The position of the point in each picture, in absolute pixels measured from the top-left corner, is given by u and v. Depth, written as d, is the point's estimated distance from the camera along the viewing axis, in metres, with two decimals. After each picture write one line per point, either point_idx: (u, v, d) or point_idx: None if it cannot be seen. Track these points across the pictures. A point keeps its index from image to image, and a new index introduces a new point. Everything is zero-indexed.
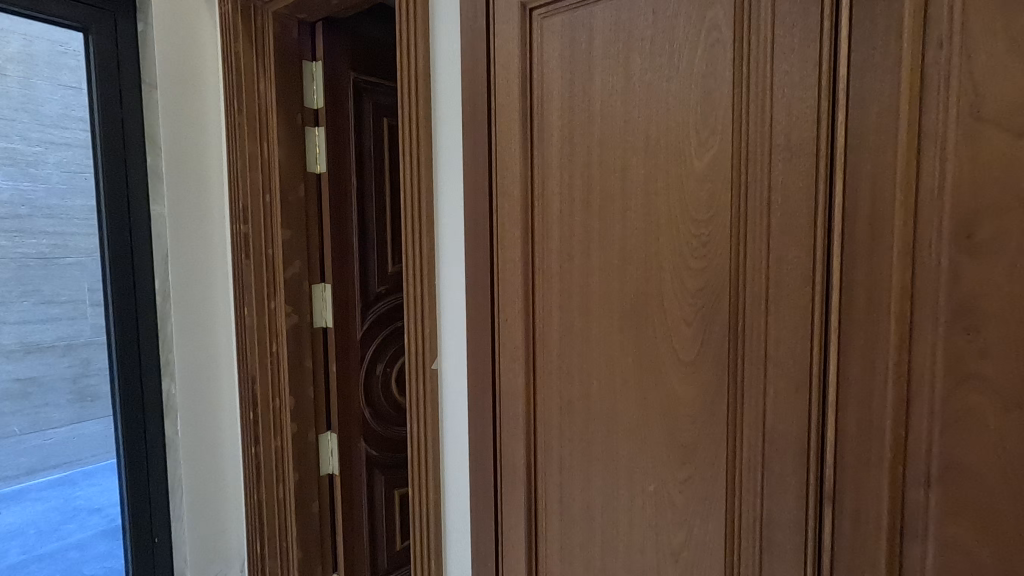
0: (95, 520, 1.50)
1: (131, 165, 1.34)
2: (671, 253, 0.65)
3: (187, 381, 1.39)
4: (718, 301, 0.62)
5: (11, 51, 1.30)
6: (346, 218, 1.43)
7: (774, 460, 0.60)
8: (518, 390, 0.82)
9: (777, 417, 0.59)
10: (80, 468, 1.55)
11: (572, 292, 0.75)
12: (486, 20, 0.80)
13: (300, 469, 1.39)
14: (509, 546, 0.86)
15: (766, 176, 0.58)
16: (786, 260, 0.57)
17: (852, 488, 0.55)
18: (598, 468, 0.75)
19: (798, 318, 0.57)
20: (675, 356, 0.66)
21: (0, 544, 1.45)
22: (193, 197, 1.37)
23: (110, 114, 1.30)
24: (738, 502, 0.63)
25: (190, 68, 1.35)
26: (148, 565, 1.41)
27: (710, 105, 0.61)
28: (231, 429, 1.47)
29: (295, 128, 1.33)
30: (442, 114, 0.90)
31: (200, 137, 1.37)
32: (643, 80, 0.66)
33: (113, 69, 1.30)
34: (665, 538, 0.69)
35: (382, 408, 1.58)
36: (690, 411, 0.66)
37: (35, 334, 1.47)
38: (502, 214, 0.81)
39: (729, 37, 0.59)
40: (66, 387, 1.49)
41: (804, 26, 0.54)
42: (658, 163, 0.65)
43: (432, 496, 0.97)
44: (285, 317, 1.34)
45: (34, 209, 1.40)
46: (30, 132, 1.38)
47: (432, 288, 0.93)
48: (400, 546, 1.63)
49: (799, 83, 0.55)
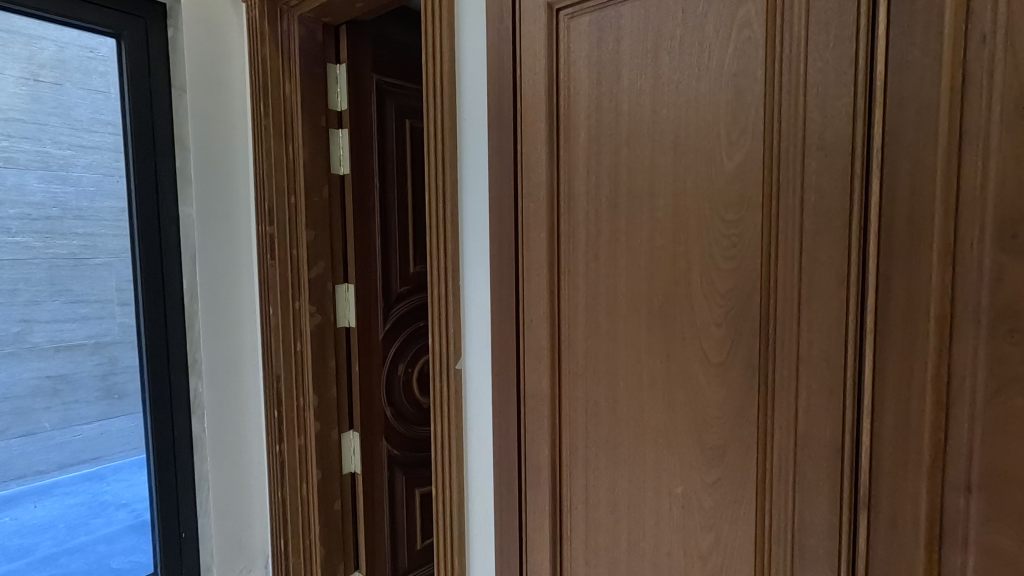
0: (121, 515, 1.52)
1: (162, 165, 1.36)
2: (700, 253, 0.65)
3: (214, 379, 1.42)
4: (749, 302, 0.62)
5: (44, 57, 1.32)
6: (368, 219, 1.45)
7: (806, 464, 0.59)
8: (543, 391, 0.82)
9: (810, 420, 0.58)
10: (108, 463, 1.52)
11: (598, 294, 0.75)
12: (512, 20, 0.80)
13: (323, 466, 1.40)
14: (533, 546, 0.86)
15: (799, 176, 0.57)
16: (820, 260, 0.56)
17: (888, 493, 0.54)
18: (625, 471, 0.74)
19: (833, 320, 0.56)
20: (705, 357, 0.66)
21: (31, 539, 1.45)
22: (221, 199, 1.40)
23: (142, 115, 1.33)
24: (769, 506, 0.62)
25: (219, 72, 1.39)
26: (176, 563, 1.43)
27: (741, 105, 0.60)
28: (256, 426, 1.50)
29: (320, 130, 1.35)
30: (467, 116, 0.90)
31: (228, 140, 1.40)
32: (673, 80, 0.65)
33: (144, 72, 1.33)
34: (693, 542, 0.68)
35: (403, 408, 1.59)
36: (719, 413, 0.65)
37: (68, 332, 1.43)
38: (527, 214, 0.81)
39: (761, 35, 0.59)
40: (93, 385, 1.46)
41: (840, 22, 0.53)
42: (687, 163, 0.65)
43: (456, 496, 0.97)
44: (310, 316, 1.36)
45: (65, 210, 1.39)
46: (61, 135, 1.37)
47: (456, 289, 0.94)
48: (420, 544, 1.65)
49: (834, 81, 0.54)
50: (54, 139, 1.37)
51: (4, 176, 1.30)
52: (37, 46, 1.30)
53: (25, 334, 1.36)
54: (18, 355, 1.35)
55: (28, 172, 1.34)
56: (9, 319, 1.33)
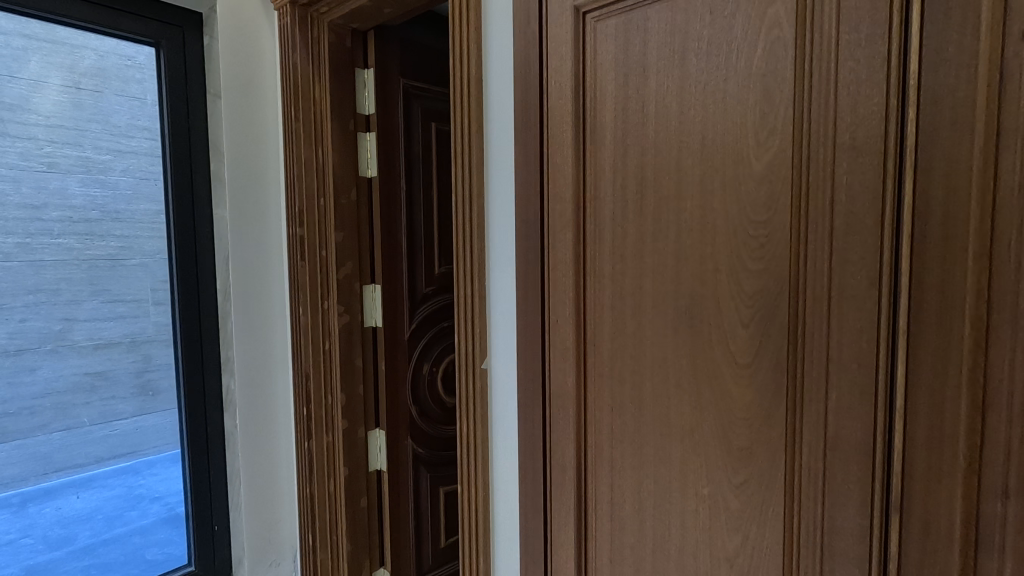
0: (155, 508, 1.57)
1: (197, 169, 1.41)
2: (728, 254, 0.65)
3: (246, 376, 1.45)
4: (777, 303, 0.62)
5: (86, 66, 1.39)
6: (395, 220, 1.47)
7: (836, 467, 0.58)
8: (569, 391, 0.83)
9: (840, 422, 0.58)
10: (142, 457, 1.58)
11: (624, 295, 0.75)
12: (539, 23, 0.81)
13: (350, 463, 1.43)
14: (558, 545, 0.87)
15: (829, 176, 0.57)
16: (851, 261, 0.56)
17: (920, 497, 0.53)
18: (651, 472, 0.74)
19: (864, 321, 0.55)
20: (731, 358, 0.66)
21: (70, 529, 1.50)
22: (253, 200, 1.44)
23: (178, 121, 1.38)
24: (797, 508, 0.62)
25: (252, 77, 1.42)
26: (209, 553, 1.48)
27: (770, 105, 0.60)
28: (285, 422, 1.54)
29: (348, 134, 1.38)
30: (494, 117, 0.91)
31: (260, 142, 1.44)
32: (700, 81, 0.65)
33: (181, 80, 1.38)
34: (719, 543, 0.68)
35: (428, 407, 1.61)
36: (746, 414, 0.65)
37: (106, 330, 1.49)
38: (553, 215, 0.82)
39: (791, 35, 0.58)
40: (128, 381, 1.52)
41: (872, 21, 0.53)
42: (715, 164, 0.65)
43: (481, 494, 0.98)
44: (338, 317, 1.39)
45: (104, 212, 1.45)
46: (101, 141, 1.43)
47: (482, 290, 0.95)
48: (445, 543, 1.67)
49: (865, 81, 0.54)
50: (94, 145, 1.43)
51: (48, 180, 1.37)
52: (79, 55, 1.37)
53: (66, 333, 1.43)
54: (59, 352, 1.42)
55: (69, 176, 1.40)
56: (52, 318, 1.41)
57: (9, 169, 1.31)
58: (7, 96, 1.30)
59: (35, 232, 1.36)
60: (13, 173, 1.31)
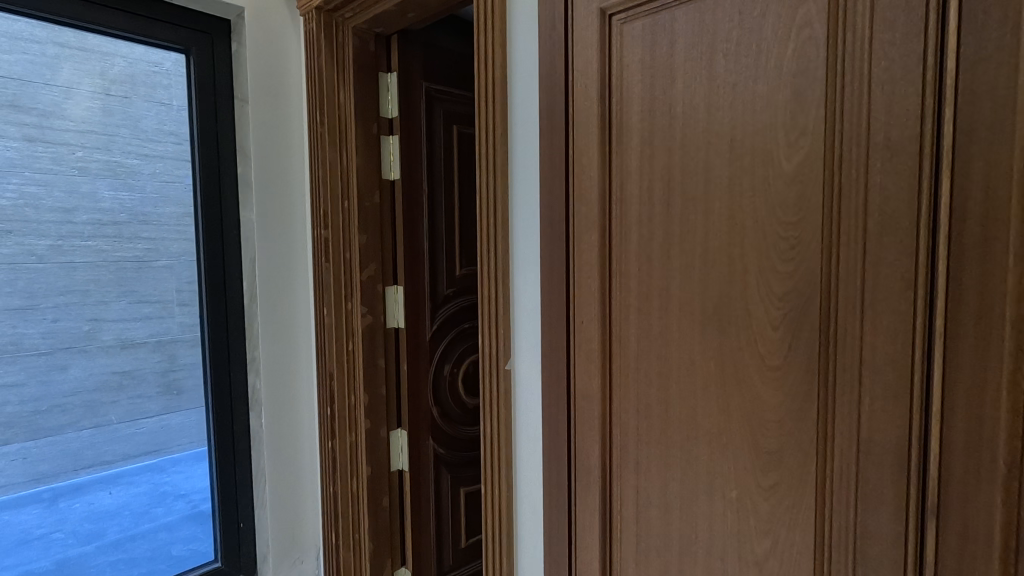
0: (180, 505, 1.63)
1: (224, 171, 1.43)
2: (757, 255, 0.64)
3: (272, 375, 1.48)
4: (808, 305, 0.61)
5: (116, 73, 1.43)
6: (417, 222, 1.49)
7: (869, 471, 0.57)
8: (594, 393, 0.83)
9: (873, 426, 0.57)
10: (168, 455, 1.60)
11: (651, 296, 0.75)
12: (564, 27, 0.82)
13: (373, 463, 1.45)
14: (583, 546, 0.87)
15: (863, 176, 0.56)
16: (885, 262, 0.55)
17: (958, 503, 0.52)
18: (678, 474, 0.74)
19: (899, 322, 0.54)
20: (761, 360, 0.65)
21: (99, 525, 1.54)
22: (279, 202, 1.47)
23: (207, 124, 1.39)
24: (829, 513, 0.61)
25: (279, 82, 1.46)
26: (235, 551, 1.50)
27: (800, 105, 0.60)
28: (309, 421, 1.56)
29: (372, 137, 1.39)
30: (518, 120, 0.92)
31: (286, 145, 1.48)
32: (728, 82, 0.65)
33: (210, 83, 1.40)
34: (748, 547, 0.68)
35: (449, 408, 1.62)
36: (776, 416, 0.64)
37: (136, 330, 1.51)
38: (579, 216, 0.82)
39: (822, 35, 0.58)
40: (156, 381, 1.54)
41: (907, 20, 0.52)
42: (744, 165, 0.65)
43: (505, 495, 0.98)
44: (362, 317, 1.40)
45: (132, 215, 1.49)
46: (129, 146, 1.47)
47: (507, 293, 0.96)
48: (465, 543, 1.68)
49: (900, 80, 0.53)
50: (123, 150, 1.46)
51: (79, 184, 1.41)
52: (109, 62, 1.42)
53: (95, 333, 1.45)
54: (89, 351, 1.44)
55: (98, 180, 1.44)
56: (81, 318, 1.43)
57: (41, 174, 1.35)
58: (41, 102, 1.34)
59: (66, 235, 1.40)
60: (46, 177, 1.36)
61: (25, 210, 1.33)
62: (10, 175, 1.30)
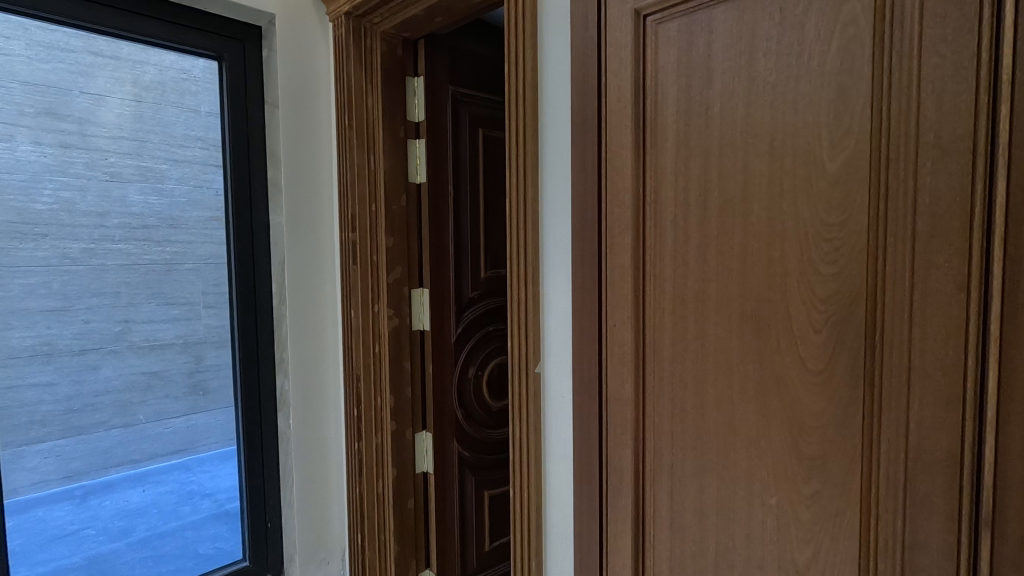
0: (207, 504, 1.64)
1: (256, 175, 1.44)
2: (798, 257, 0.63)
3: (301, 377, 1.49)
4: (853, 309, 0.60)
5: (148, 80, 1.52)
6: (442, 226, 1.49)
7: (918, 479, 0.56)
8: (627, 397, 0.82)
9: (923, 433, 0.55)
10: (194, 454, 1.76)
11: (686, 300, 0.74)
12: (597, 28, 0.82)
13: (398, 465, 1.46)
14: (614, 551, 0.86)
15: (911, 176, 0.55)
16: (935, 264, 0.54)
17: (1015, 513, 0.50)
18: (713, 479, 0.73)
19: (950, 327, 0.53)
20: (802, 364, 0.64)
21: (128, 522, 1.62)
22: (308, 206, 1.49)
23: (239, 129, 1.41)
24: (875, 522, 0.59)
25: (307, 88, 1.48)
26: (263, 550, 1.50)
27: (845, 104, 0.59)
28: (336, 422, 1.57)
29: (398, 142, 1.41)
30: (550, 122, 0.91)
31: (315, 151, 1.50)
32: (768, 82, 0.64)
33: (241, 89, 1.41)
34: (788, 555, 0.66)
35: (473, 411, 1.62)
36: (818, 421, 0.63)
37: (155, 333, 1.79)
38: (611, 218, 0.82)
39: (868, 32, 0.57)
40: (180, 382, 1.84)
41: (959, 16, 0.51)
42: (784, 166, 0.64)
43: (534, 496, 0.98)
44: (388, 320, 1.42)
45: (160, 219, 1.65)
46: (159, 152, 1.60)
47: (537, 295, 0.95)
48: (489, 547, 1.67)
49: (952, 77, 0.52)
50: (153, 155, 1.61)
51: (111, 189, 1.62)
52: (141, 70, 1.50)
53: (125, 333, 1.75)
54: (121, 351, 1.76)
55: (129, 185, 1.63)
56: (113, 319, 1.71)
57: (76, 180, 1.58)
58: (76, 109, 1.53)
59: (98, 239, 1.65)
60: (81, 182, 1.59)
61: (60, 214, 1.52)
62: (47, 182, 1.46)
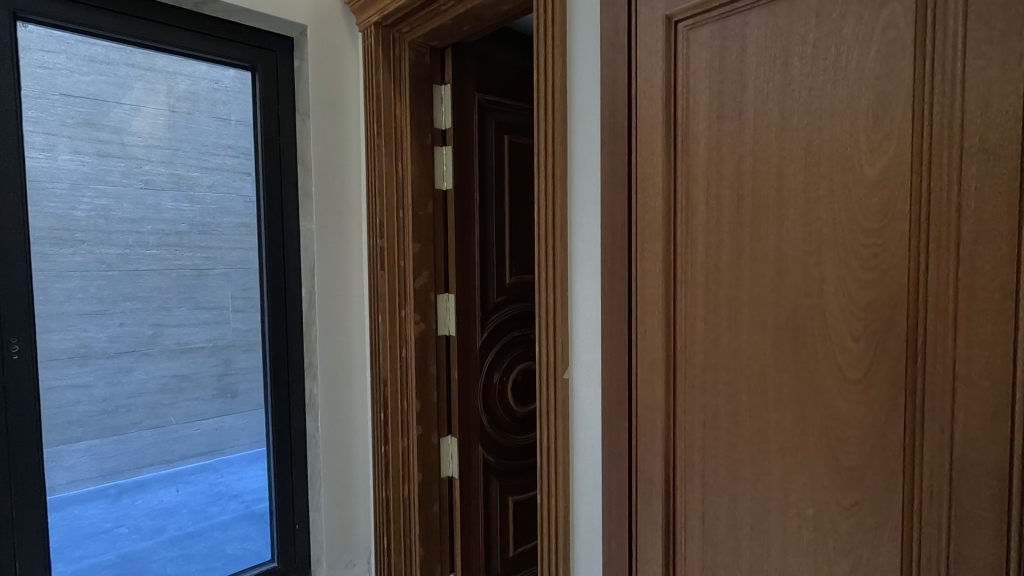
0: (234, 505, 1.69)
1: (286, 183, 1.47)
2: (835, 262, 0.62)
3: (329, 380, 1.51)
4: (893, 317, 0.58)
5: (182, 90, 1.63)
6: (468, 231, 1.50)
7: (964, 492, 0.54)
8: (657, 403, 0.81)
9: (969, 444, 0.54)
10: (223, 456, 1.89)
11: (718, 305, 0.74)
12: (628, 34, 0.82)
13: (423, 468, 1.47)
14: (643, 559, 0.85)
15: (955, 181, 0.54)
16: (981, 271, 0.52)
17: None
18: (748, 487, 0.72)
19: (998, 336, 0.52)
20: (840, 373, 0.63)
21: (161, 521, 1.69)
22: (337, 212, 1.51)
23: (271, 143, 1.45)
24: (918, 536, 0.58)
25: (337, 96, 1.50)
26: (290, 551, 1.52)
27: (884, 108, 0.58)
28: (363, 425, 1.59)
29: (426, 149, 1.42)
30: (578, 128, 0.92)
31: (344, 158, 1.52)
32: (804, 86, 0.63)
33: (273, 100, 1.45)
34: (825, 567, 0.65)
35: (497, 416, 1.62)
36: (857, 433, 0.62)
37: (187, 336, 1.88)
38: (641, 223, 0.82)
39: (909, 34, 0.56)
40: (211, 384, 1.91)
41: (1006, 17, 0.50)
42: (820, 171, 0.63)
43: (561, 501, 0.97)
44: (414, 325, 1.43)
45: (191, 225, 1.76)
46: (189, 158, 1.69)
47: (565, 300, 0.95)
48: (514, 552, 1.67)
49: (999, 79, 0.51)
50: (184, 163, 1.70)
51: (145, 197, 1.63)
52: (175, 81, 1.60)
53: (157, 337, 1.83)
54: (151, 354, 1.81)
55: (163, 193, 1.66)
56: (144, 323, 1.79)
57: (111, 187, 1.57)
58: (112, 120, 1.59)
59: (133, 244, 1.69)
60: (117, 189, 1.59)
61: (98, 221, 1.57)
62: (86, 190, 1.50)
